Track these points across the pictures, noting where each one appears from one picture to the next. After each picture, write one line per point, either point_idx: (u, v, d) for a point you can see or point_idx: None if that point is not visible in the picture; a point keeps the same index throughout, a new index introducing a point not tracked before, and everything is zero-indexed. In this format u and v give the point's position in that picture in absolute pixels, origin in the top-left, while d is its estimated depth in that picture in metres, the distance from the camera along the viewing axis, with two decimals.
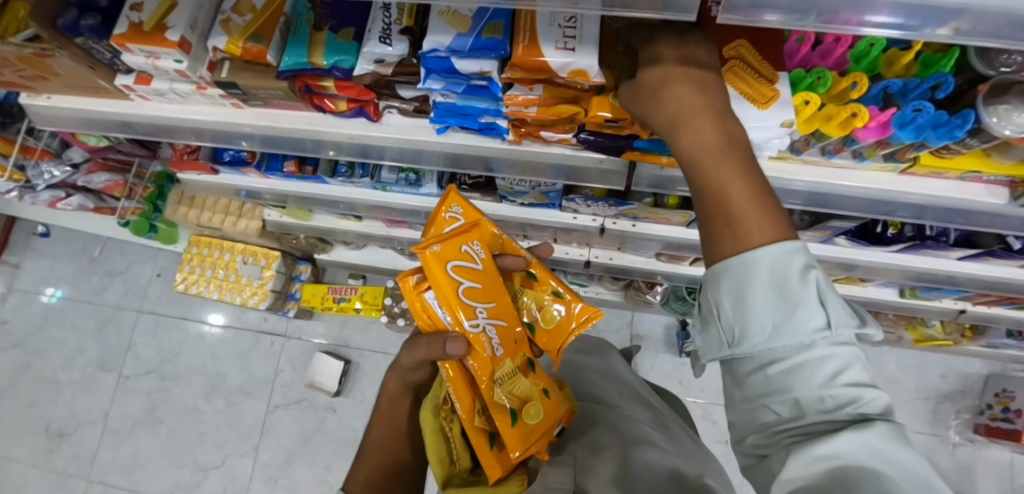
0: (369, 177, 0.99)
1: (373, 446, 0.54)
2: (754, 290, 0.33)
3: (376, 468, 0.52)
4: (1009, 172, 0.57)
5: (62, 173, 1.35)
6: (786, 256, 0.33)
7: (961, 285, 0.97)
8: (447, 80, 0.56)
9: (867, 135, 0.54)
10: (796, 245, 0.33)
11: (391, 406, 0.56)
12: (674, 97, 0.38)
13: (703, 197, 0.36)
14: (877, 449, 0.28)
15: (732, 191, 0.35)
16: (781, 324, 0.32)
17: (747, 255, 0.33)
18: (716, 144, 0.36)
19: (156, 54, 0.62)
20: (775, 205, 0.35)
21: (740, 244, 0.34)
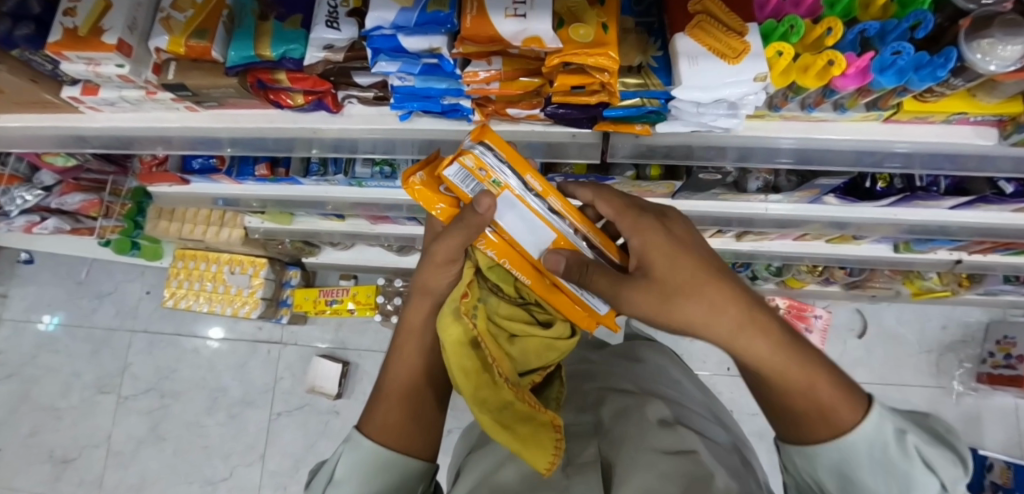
0: (342, 173, 0.96)
1: (388, 388, 0.51)
2: (858, 471, 0.34)
3: (389, 409, 0.49)
4: (995, 111, 0.55)
5: (35, 196, 1.32)
6: (880, 437, 0.34)
7: (954, 234, 0.96)
8: (399, 61, 0.53)
9: (847, 84, 0.51)
10: (885, 422, 0.34)
11: (412, 336, 0.53)
12: (710, 295, 0.36)
13: (776, 399, 0.37)
14: None
15: (766, 360, 0.35)
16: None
17: (843, 441, 0.34)
18: (739, 315, 0.35)
19: (96, 60, 0.59)
20: (843, 378, 0.36)
21: (833, 430, 0.35)
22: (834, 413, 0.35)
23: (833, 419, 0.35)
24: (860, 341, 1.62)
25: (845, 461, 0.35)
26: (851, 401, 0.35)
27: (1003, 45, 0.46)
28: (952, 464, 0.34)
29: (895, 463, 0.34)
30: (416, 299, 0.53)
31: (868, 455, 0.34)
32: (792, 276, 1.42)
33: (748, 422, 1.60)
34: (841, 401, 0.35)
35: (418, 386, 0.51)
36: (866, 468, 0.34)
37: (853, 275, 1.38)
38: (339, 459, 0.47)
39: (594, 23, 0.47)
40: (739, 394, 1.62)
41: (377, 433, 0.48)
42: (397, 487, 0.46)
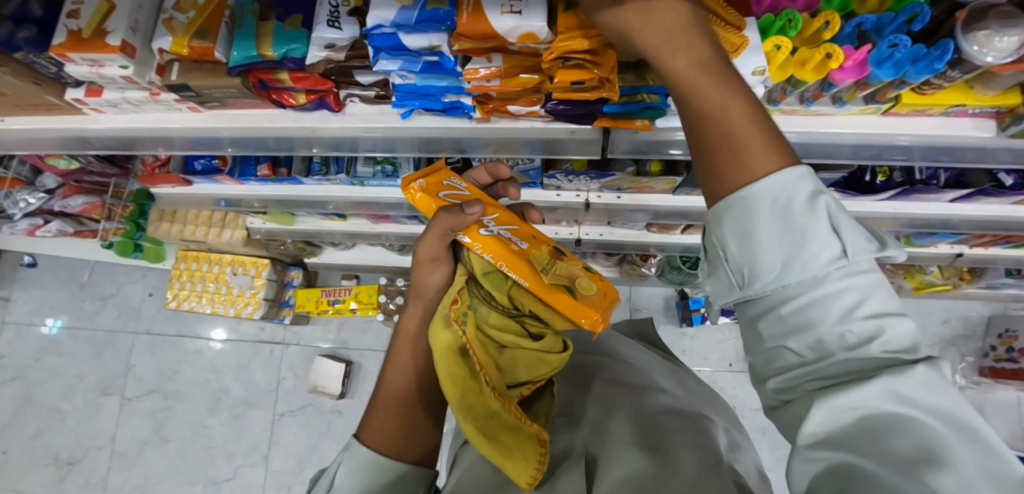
0: (344, 172, 0.96)
1: (384, 392, 0.51)
2: (756, 222, 0.29)
3: (386, 417, 0.49)
4: (992, 103, 0.56)
5: (37, 199, 1.34)
6: (787, 185, 0.28)
7: (955, 228, 0.96)
8: (400, 59, 0.53)
9: (845, 77, 0.52)
10: (797, 172, 0.29)
11: (406, 340, 0.55)
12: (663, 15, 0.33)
13: (702, 125, 0.31)
14: (905, 397, 0.25)
15: (707, 89, 0.31)
16: (792, 258, 0.28)
17: (746, 190, 0.29)
18: (682, 28, 0.33)
19: (99, 62, 0.60)
20: (769, 127, 0.30)
21: (742, 174, 0.30)
22: (746, 150, 0.30)
23: (746, 162, 0.30)
24: None
25: (743, 205, 0.29)
26: (777, 149, 0.30)
27: (1000, 37, 0.47)
28: (870, 241, 0.29)
29: (795, 218, 0.28)
30: (412, 306, 0.57)
31: (770, 203, 0.29)
32: None
33: (750, 418, 1.60)
34: (758, 144, 0.30)
35: (411, 390, 0.51)
36: (767, 219, 0.29)
37: None
38: (338, 467, 0.46)
39: None
40: (741, 389, 1.62)
41: (374, 441, 0.47)
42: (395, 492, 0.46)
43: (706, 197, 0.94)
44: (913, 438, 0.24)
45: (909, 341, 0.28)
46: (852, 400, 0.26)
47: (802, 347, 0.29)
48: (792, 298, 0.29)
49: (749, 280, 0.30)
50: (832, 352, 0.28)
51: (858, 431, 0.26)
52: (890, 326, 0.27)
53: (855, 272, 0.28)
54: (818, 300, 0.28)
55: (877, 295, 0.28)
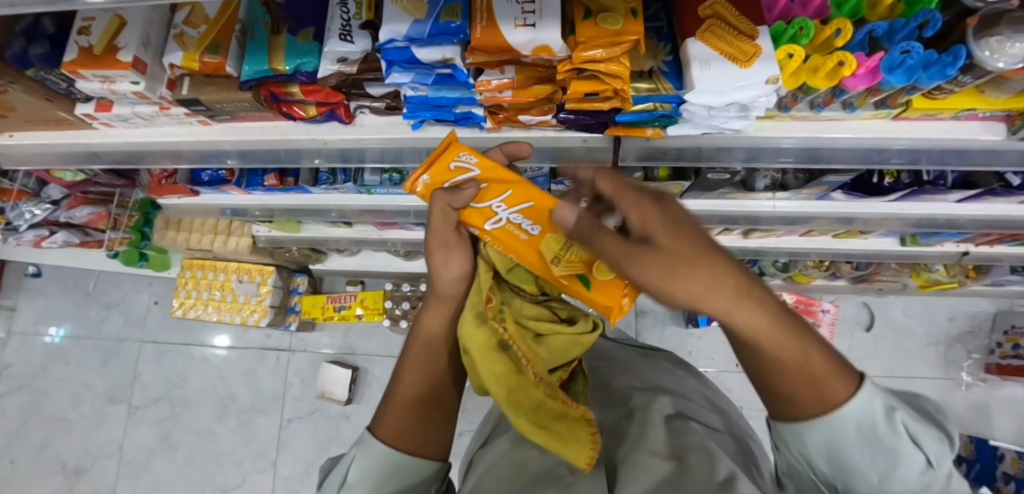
0: (352, 181, 0.97)
1: (400, 391, 0.50)
2: (848, 449, 0.34)
3: (400, 415, 0.48)
4: (1003, 106, 0.56)
5: (43, 211, 1.33)
6: (869, 412, 0.33)
7: (962, 227, 0.96)
8: (413, 72, 0.53)
9: (857, 83, 0.52)
10: (871, 392, 0.33)
11: (422, 341, 0.53)
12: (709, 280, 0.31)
13: (778, 374, 0.34)
14: None
15: (769, 342, 0.33)
16: (886, 477, 0.33)
17: (836, 419, 0.33)
18: (741, 291, 0.31)
19: (111, 78, 0.60)
20: (829, 351, 0.34)
21: (826, 405, 0.33)
22: (828, 384, 0.33)
23: (827, 400, 0.34)
24: (868, 334, 1.62)
25: (832, 434, 0.34)
26: (840, 375, 0.34)
27: (1012, 42, 0.47)
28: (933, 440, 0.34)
29: (885, 441, 0.33)
30: (431, 305, 0.55)
31: (858, 432, 0.33)
32: (798, 272, 1.42)
33: (758, 418, 1.60)
34: (832, 374, 0.34)
35: (426, 390, 0.50)
36: (853, 446, 0.33)
37: (859, 269, 1.39)
38: (351, 462, 0.46)
39: (622, 9, 0.46)
40: (748, 389, 1.62)
41: (385, 435, 0.47)
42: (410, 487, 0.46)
43: (713, 201, 0.94)
44: None
45: None
46: None
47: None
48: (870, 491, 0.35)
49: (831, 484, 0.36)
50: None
51: None
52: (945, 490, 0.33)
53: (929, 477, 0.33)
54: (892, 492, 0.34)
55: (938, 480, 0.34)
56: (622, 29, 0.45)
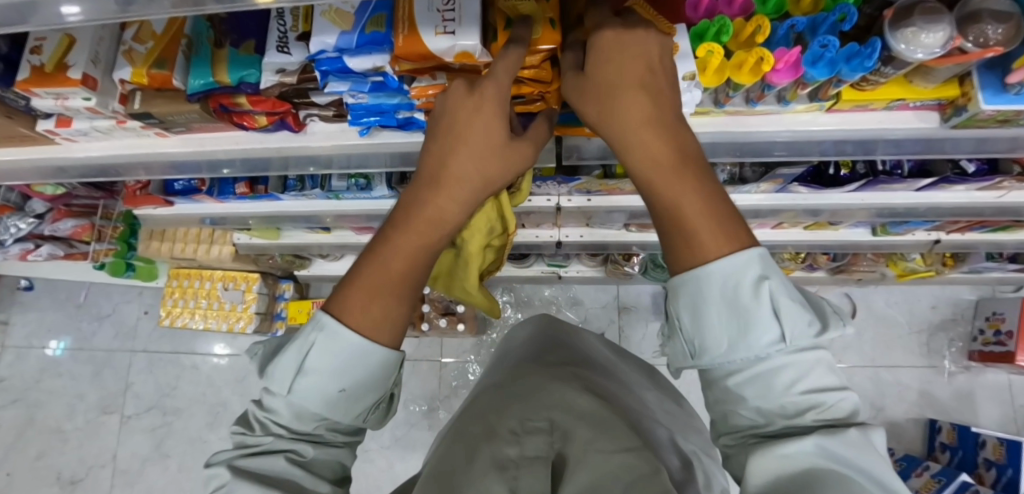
0: (319, 187, 0.98)
1: (376, 269, 0.42)
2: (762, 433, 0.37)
3: (366, 301, 0.41)
4: (932, 95, 0.57)
5: (28, 224, 1.36)
6: (738, 270, 0.34)
7: (924, 216, 0.96)
8: (349, 80, 0.55)
9: (781, 78, 0.53)
10: (752, 260, 0.34)
11: (440, 227, 0.45)
12: (621, 105, 0.39)
13: (659, 213, 0.37)
14: (837, 456, 0.30)
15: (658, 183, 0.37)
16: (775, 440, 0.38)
17: (701, 271, 0.34)
18: (640, 117, 0.38)
19: (63, 95, 0.61)
20: (727, 217, 0.36)
21: (696, 256, 0.35)
22: (704, 237, 0.35)
23: (698, 250, 0.35)
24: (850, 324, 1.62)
25: (697, 287, 0.35)
26: (725, 232, 0.35)
27: (926, 33, 0.47)
28: (810, 325, 0.34)
29: (742, 305, 0.34)
30: (471, 185, 0.46)
31: (720, 296, 0.34)
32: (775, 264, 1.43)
33: None
34: (715, 238, 0.35)
35: (416, 285, 0.44)
36: (716, 299, 0.34)
37: (835, 260, 1.39)
38: (311, 347, 0.40)
39: (538, 15, 0.47)
40: None
41: (354, 319, 0.40)
42: (370, 380, 0.41)
43: None
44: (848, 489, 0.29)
45: (848, 408, 0.34)
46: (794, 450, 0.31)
47: (740, 420, 0.36)
48: (737, 375, 0.35)
49: (701, 351, 0.36)
50: (772, 421, 0.34)
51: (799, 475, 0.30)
52: (829, 400, 0.33)
53: (797, 352, 0.34)
54: (759, 376, 0.34)
55: (816, 374, 0.34)
56: (537, 35, 0.46)
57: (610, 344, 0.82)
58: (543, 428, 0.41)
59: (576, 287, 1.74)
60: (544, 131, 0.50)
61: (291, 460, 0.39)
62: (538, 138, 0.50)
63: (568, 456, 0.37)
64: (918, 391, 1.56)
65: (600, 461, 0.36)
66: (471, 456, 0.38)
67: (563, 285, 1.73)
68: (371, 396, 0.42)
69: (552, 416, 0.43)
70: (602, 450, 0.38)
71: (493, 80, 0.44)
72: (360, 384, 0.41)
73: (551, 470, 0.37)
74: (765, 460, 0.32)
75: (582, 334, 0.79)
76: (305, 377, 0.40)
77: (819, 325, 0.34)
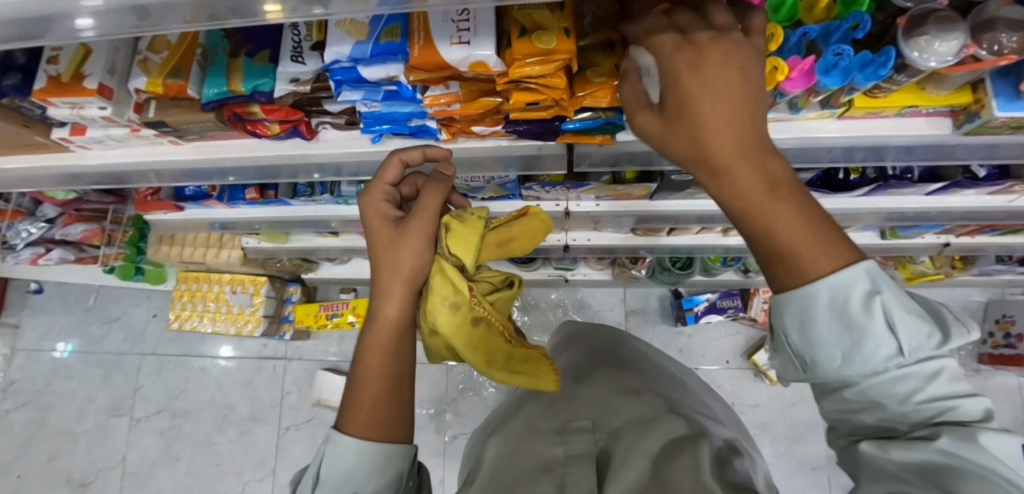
0: (328, 192, 0.99)
1: (365, 376, 0.44)
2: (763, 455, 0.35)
3: (363, 401, 0.44)
4: (943, 102, 0.56)
5: (39, 229, 1.37)
6: (847, 285, 0.31)
7: (934, 220, 0.96)
8: (362, 90, 0.56)
9: (794, 86, 0.53)
10: (859, 270, 0.31)
11: (386, 331, 0.45)
12: (722, 131, 0.32)
13: (753, 241, 0.34)
14: (956, 453, 0.30)
15: (779, 222, 0.32)
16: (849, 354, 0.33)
17: (807, 291, 0.32)
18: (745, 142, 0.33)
19: (79, 104, 0.62)
20: (829, 227, 0.32)
21: (802, 279, 0.32)
22: (807, 258, 0.32)
23: (802, 268, 0.32)
24: None
25: (807, 303, 0.32)
26: (833, 251, 0.32)
27: (939, 41, 0.47)
28: (930, 336, 0.33)
29: (855, 318, 0.32)
30: (392, 285, 0.45)
31: (832, 310, 0.32)
32: None
33: (749, 415, 1.61)
34: (820, 254, 0.32)
35: (395, 376, 0.45)
36: (828, 316, 0.32)
37: None
38: (323, 457, 0.43)
39: (555, 28, 0.47)
40: (740, 387, 1.63)
41: (363, 429, 0.44)
42: (377, 471, 0.43)
43: (684, 201, 0.95)
44: (969, 483, 0.29)
45: (971, 408, 0.33)
46: (915, 450, 0.32)
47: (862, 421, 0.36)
48: (861, 384, 0.34)
49: (815, 364, 0.35)
50: (887, 409, 0.34)
51: (918, 467, 0.32)
52: (959, 403, 0.33)
53: (917, 363, 0.33)
54: (875, 385, 0.33)
55: (938, 378, 0.33)
56: (556, 47, 0.46)
57: (649, 346, 0.80)
58: (585, 428, 0.45)
59: (583, 289, 1.74)
60: (434, 200, 0.46)
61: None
62: (425, 230, 0.45)
63: (613, 461, 0.40)
64: None
65: (644, 463, 0.38)
66: (525, 458, 0.43)
67: (569, 288, 1.73)
68: (383, 487, 0.44)
69: (594, 416, 0.47)
70: (645, 451, 0.40)
71: (374, 194, 0.47)
72: (371, 478, 0.43)
73: (596, 469, 0.40)
74: (887, 452, 0.34)
75: (625, 339, 0.79)
76: (320, 487, 0.43)
77: (937, 332, 0.33)
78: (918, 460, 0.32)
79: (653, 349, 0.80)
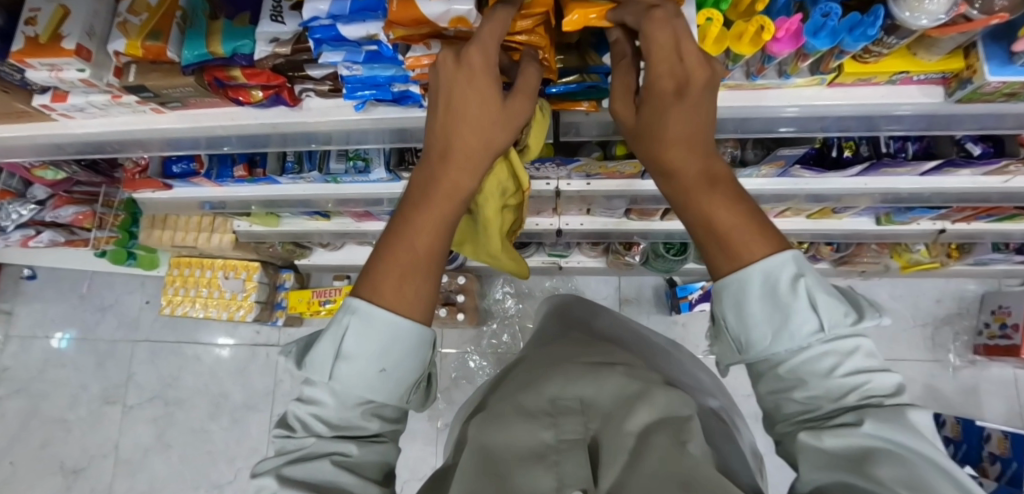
0: (317, 169, 0.98)
1: (402, 246, 0.42)
2: (751, 303, 0.37)
3: (389, 275, 0.41)
4: (935, 68, 0.55)
5: (29, 211, 1.37)
6: (777, 267, 0.36)
7: (928, 202, 0.95)
8: (343, 50, 0.55)
9: (782, 48, 0.52)
10: (787, 256, 0.36)
11: (454, 196, 0.45)
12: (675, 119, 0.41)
13: (694, 228, 0.39)
14: (889, 432, 0.32)
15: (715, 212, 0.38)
16: (780, 330, 0.37)
17: (741, 273, 0.37)
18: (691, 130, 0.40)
19: (57, 67, 0.61)
20: (756, 214, 0.38)
21: (734, 262, 0.37)
22: (740, 244, 0.37)
23: (738, 253, 0.37)
24: None
25: (739, 284, 0.37)
26: (763, 237, 0.37)
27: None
28: (847, 314, 0.36)
29: (782, 297, 0.36)
30: (471, 152, 0.45)
31: (762, 286, 0.36)
32: None
33: (743, 405, 1.60)
34: (751, 237, 0.37)
35: (442, 257, 0.44)
36: (758, 295, 0.37)
37: (839, 251, 1.39)
38: (347, 330, 0.41)
39: None
40: (734, 376, 1.62)
41: (388, 300, 0.41)
42: (400, 375, 0.42)
43: None
44: (898, 462, 0.31)
45: (887, 387, 0.36)
46: (851, 432, 0.33)
47: (791, 407, 0.37)
48: (787, 360, 0.37)
49: (748, 345, 0.39)
50: (821, 403, 0.36)
51: (852, 451, 0.32)
52: (873, 378, 0.35)
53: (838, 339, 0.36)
54: (804, 360, 0.36)
55: (856, 356, 0.36)
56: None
57: (631, 323, 0.78)
58: (575, 408, 0.43)
59: (578, 278, 1.73)
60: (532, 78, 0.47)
61: (337, 462, 0.39)
62: (526, 92, 0.46)
63: (607, 445, 0.38)
64: (923, 385, 1.55)
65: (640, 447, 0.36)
66: (504, 433, 0.41)
67: (564, 277, 1.72)
68: (411, 377, 0.43)
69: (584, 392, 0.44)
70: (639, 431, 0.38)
71: (478, 45, 0.43)
72: (400, 367, 0.41)
73: (591, 454, 0.38)
74: (820, 439, 0.34)
75: (607, 316, 0.77)
76: (343, 364, 0.41)
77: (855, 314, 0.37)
78: (854, 447, 0.32)
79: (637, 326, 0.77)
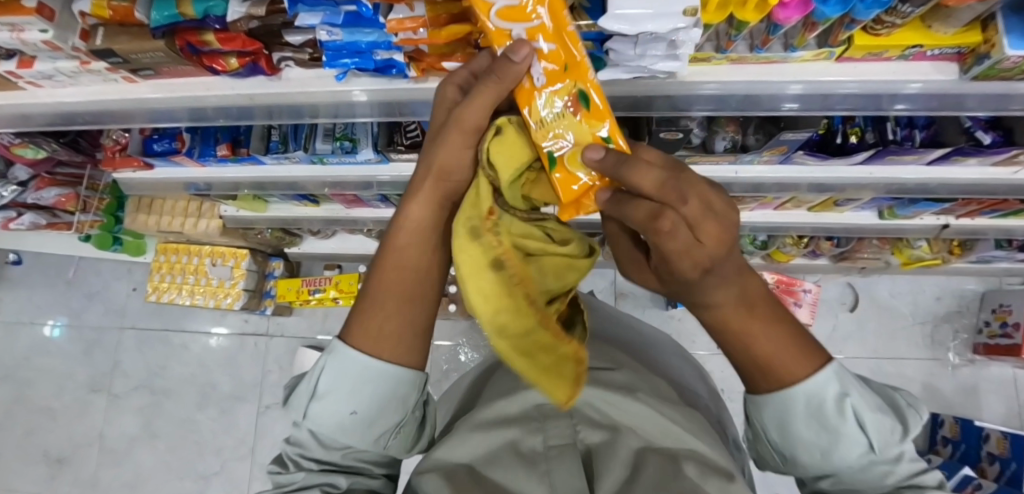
0: (302, 150, 0.94)
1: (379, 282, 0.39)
2: (797, 422, 0.36)
3: (374, 316, 0.38)
4: (950, 42, 0.52)
5: (10, 192, 1.28)
6: (821, 390, 0.35)
7: (933, 193, 0.92)
8: (321, 11, 0.52)
9: (789, 15, 0.48)
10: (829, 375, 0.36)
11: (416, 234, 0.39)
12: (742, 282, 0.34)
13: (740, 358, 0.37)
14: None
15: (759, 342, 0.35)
16: (828, 449, 0.37)
17: (783, 397, 0.36)
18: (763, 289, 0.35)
19: (18, 26, 0.57)
20: (802, 337, 0.36)
21: (780, 389, 0.36)
22: (785, 369, 0.35)
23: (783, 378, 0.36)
24: (851, 315, 1.59)
25: (784, 407, 0.36)
26: (809, 358, 0.36)
27: None
28: (895, 431, 0.37)
29: (830, 419, 0.36)
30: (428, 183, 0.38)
31: (807, 410, 0.36)
32: (777, 249, 1.39)
33: (739, 401, 1.58)
34: (797, 362, 0.35)
35: (430, 294, 0.39)
36: (803, 417, 0.36)
37: (839, 246, 1.36)
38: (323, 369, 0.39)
39: None
40: (729, 372, 1.60)
41: (365, 344, 0.38)
42: (381, 407, 0.39)
43: None
44: None
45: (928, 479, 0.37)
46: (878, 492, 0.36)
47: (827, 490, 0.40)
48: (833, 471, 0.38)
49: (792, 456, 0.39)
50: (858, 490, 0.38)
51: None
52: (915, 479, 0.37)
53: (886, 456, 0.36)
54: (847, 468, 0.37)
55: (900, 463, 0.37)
56: None
57: (628, 319, 0.74)
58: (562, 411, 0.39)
59: None
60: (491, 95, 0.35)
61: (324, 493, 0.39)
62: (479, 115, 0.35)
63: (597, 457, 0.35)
64: (921, 384, 1.53)
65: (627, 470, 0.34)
66: (480, 439, 0.37)
67: None
68: (389, 416, 0.40)
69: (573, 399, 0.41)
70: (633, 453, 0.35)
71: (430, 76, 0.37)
72: (370, 409, 0.39)
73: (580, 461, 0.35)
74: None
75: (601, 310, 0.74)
76: (319, 401, 0.40)
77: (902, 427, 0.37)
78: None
79: (634, 322, 0.74)
